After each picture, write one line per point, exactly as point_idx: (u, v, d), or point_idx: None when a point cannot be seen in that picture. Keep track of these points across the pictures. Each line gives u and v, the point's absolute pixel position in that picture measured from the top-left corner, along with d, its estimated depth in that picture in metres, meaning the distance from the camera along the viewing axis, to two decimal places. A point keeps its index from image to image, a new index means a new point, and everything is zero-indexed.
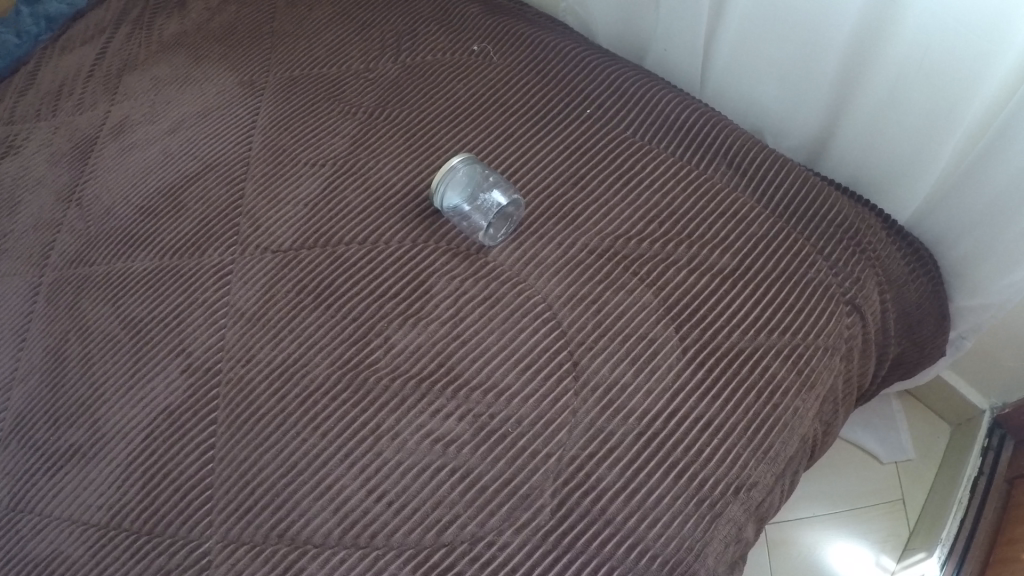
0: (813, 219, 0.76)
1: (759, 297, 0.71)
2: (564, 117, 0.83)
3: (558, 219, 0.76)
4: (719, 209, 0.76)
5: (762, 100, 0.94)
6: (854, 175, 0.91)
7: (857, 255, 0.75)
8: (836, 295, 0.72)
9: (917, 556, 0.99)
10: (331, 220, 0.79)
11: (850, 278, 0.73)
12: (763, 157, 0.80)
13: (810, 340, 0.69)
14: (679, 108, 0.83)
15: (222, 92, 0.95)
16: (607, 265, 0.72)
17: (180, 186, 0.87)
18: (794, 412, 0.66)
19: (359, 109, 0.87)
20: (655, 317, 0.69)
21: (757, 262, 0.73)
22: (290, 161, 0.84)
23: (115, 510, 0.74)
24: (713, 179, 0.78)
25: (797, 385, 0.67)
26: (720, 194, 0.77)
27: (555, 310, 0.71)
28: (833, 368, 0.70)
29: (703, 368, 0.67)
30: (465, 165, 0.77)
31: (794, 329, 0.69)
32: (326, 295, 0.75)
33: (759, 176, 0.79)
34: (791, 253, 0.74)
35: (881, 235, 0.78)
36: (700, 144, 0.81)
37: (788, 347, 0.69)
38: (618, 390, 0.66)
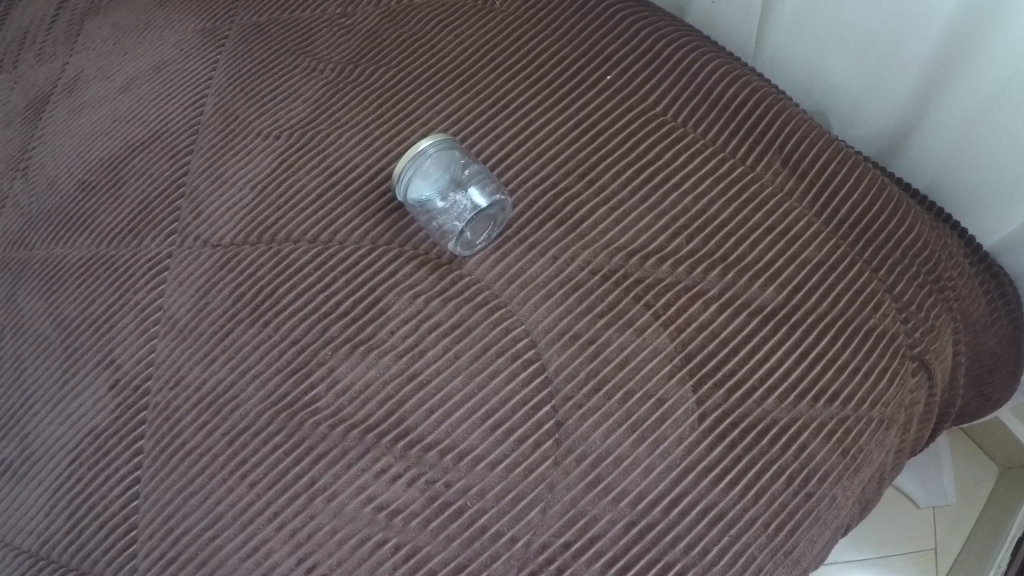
0: (886, 242, 0.60)
1: (806, 350, 0.56)
2: (576, 84, 0.65)
3: (555, 224, 0.58)
4: (767, 223, 0.59)
5: (830, 77, 0.76)
6: (936, 183, 0.74)
7: (935, 295, 0.60)
8: (903, 350, 0.57)
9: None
10: (279, 208, 0.64)
11: (922, 327, 0.58)
12: (828, 154, 0.63)
13: (861, 411, 0.55)
14: (724, 81, 0.65)
15: (180, 41, 0.80)
16: (616, 293, 0.56)
17: (123, 157, 0.74)
18: (831, 503, 0.53)
19: (326, 66, 0.70)
20: (668, 368, 0.54)
21: (807, 300, 0.57)
22: (240, 132, 0.69)
23: (44, 539, 0.64)
24: (764, 178, 0.61)
25: (839, 469, 0.54)
26: (771, 201, 0.60)
27: (541, 348, 0.55)
28: (884, 446, 0.56)
29: (722, 444, 0.53)
30: (440, 149, 0.59)
31: (845, 397, 0.55)
32: (267, 309, 0.60)
33: (822, 181, 0.62)
34: (855, 288, 0.58)
35: (964, 265, 0.64)
36: (749, 131, 0.63)
37: (834, 421, 0.55)
38: (611, 463, 0.52)
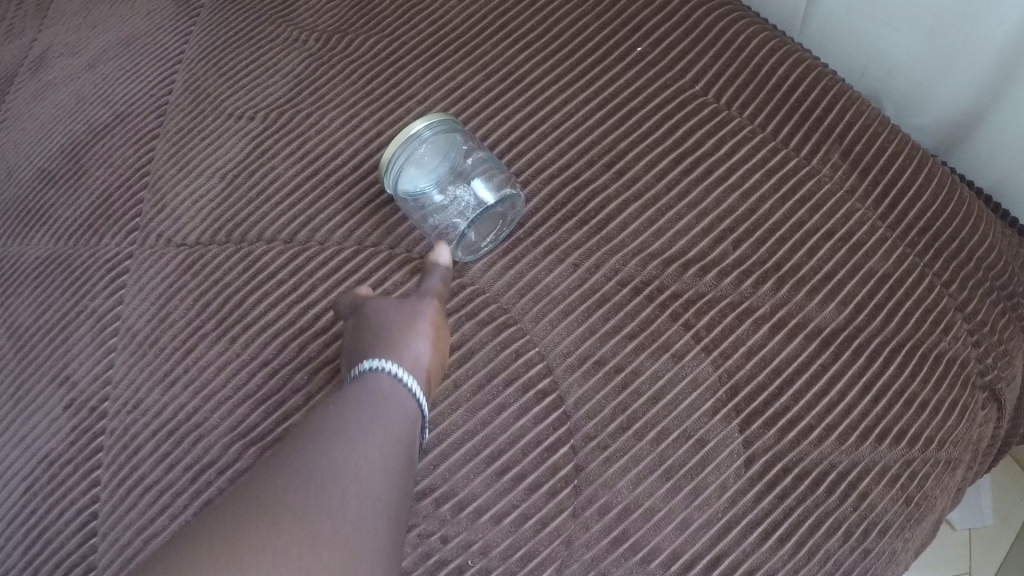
0: (961, 254, 0.51)
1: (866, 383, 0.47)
2: (600, 56, 0.55)
3: (573, 224, 0.49)
4: (825, 226, 0.50)
5: (890, 54, 0.62)
6: (1002, 182, 0.60)
7: (1010, 315, 0.51)
8: (972, 378, 0.48)
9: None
10: (251, 201, 0.55)
11: (995, 351, 0.49)
12: (895, 146, 0.53)
13: (929, 452, 0.46)
14: (775, 59, 0.55)
15: (152, 11, 0.70)
16: (647, 308, 0.46)
17: (84, 143, 0.65)
18: (892, 559, 0.44)
19: (310, 35, 0.61)
20: (710, 402, 0.45)
21: (871, 322, 0.48)
22: (210, 111, 0.60)
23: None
24: (821, 174, 0.52)
25: (901, 519, 0.45)
26: (826, 201, 0.51)
27: (558, 375, 0.45)
28: (949, 490, 0.47)
29: (772, 492, 0.44)
30: (438, 132, 0.48)
31: (912, 436, 0.46)
32: (234, 320, 0.52)
33: (888, 179, 0.52)
34: (923, 307, 0.49)
35: None
36: (808, 117, 0.53)
37: (899, 466, 0.46)
38: (642, 516, 0.43)
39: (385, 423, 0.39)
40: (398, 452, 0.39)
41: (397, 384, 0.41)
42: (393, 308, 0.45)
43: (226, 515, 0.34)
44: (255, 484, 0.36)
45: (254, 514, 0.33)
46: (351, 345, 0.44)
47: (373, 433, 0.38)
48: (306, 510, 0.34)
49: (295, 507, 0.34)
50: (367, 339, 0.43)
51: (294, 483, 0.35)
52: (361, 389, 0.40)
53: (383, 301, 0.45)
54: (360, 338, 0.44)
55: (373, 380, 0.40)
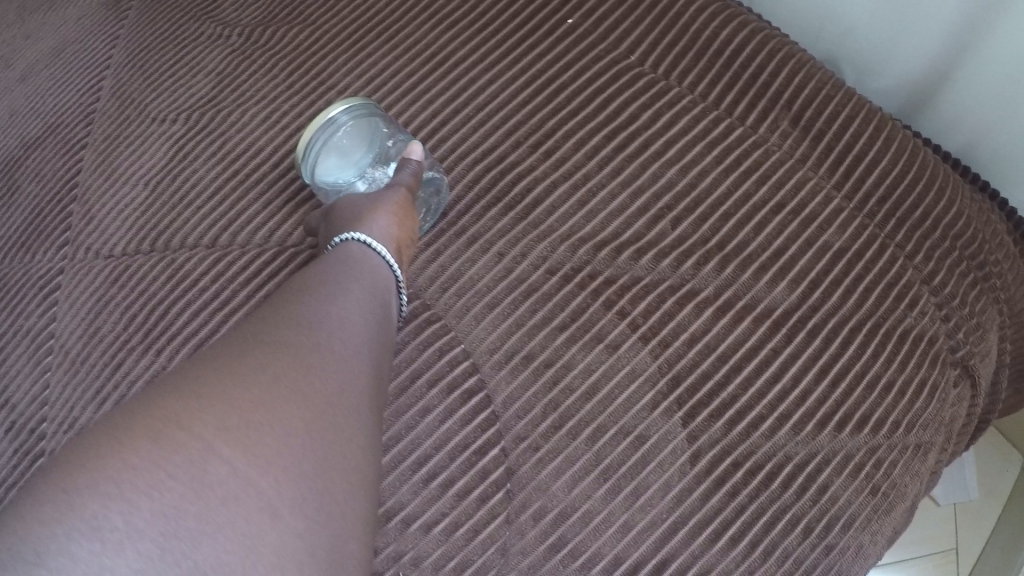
0: (923, 221, 0.47)
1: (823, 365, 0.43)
2: (527, 31, 0.51)
3: (499, 211, 0.46)
4: (774, 198, 0.47)
5: (846, 15, 0.59)
6: (969, 146, 0.57)
7: (980, 285, 0.47)
8: (942, 355, 0.45)
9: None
10: (175, 206, 0.53)
11: (967, 325, 0.46)
12: (850, 109, 0.50)
13: (896, 438, 0.43)
14: (715, 21, 0.51)
15: (82, 17, 0.68)
16: (577, 297, 0.44)
17: (16, 157, 0.63)
18: (858, 553, 0.41)
19: (233, 31, 0.59)
20: (650, 393, 0.42)
21: (828, 299, 0.45)
22: (136, 116, 0.58)
23: None
24: (768, 142, 0.48)
25: (867, 510, 0.42)
26: (774, 171, 0.48)
27: (485, 373, 0.43)
28: (922, 476, 0.44)
29: (721, 489, 0.41)
30: (351, 115, 0.47)
31: (876, 422, 0.43)
32: (159, 334, 0.49)
33: (842, 144, 0.48)
34: (886, 280, 0.46)
35: (1011, 246, 0.51)
36: (753, 82, 0.49)
37: (862, 454, 0.42)
38: (581, 521, 0.40)
39: (378, 285, 0.39)
40: (389, 317, 0.39)
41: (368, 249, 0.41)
42: (362, 199, 0.45)
43: (220, 347, 0.33)
44: (253, 322, 0.34)
45: (248, 352, 0.32)
46: (323, 230, 0.45)
47: (370, 294, 0.38)
48: (299, 353, 0.33)
49: (292, 348, 0.33)
50: (341, 222, 0.43)
51: (289, 327, 0.34)
52: (335, 252, 0.40)
53: (351, 197, 0.45)
54: (330, 224, 0.44)
55: (356, 248, 0.41)
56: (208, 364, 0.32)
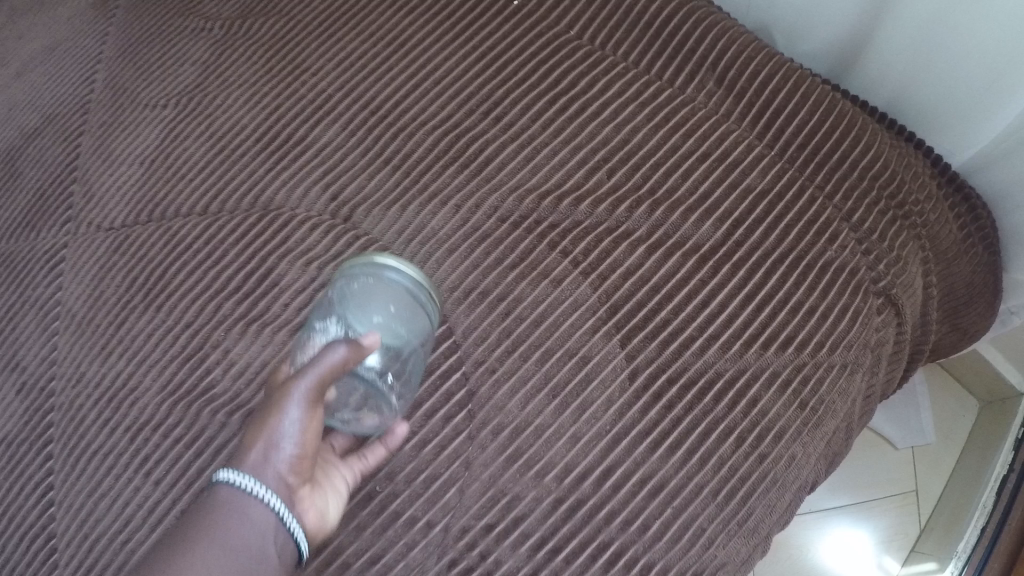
0: (840, 164, 0.52)
1: (748, 290, 0.48)
2: (477, 15, 0.57)
3: (457, 168, 0.52)
4: (700, 149, 0.52)
5: None
6: (897, 97, 0.62)
7: (899, 221, 0.51)
8: (864, 285, 0.49)
9: (923, 570, 0.74)
10: (166, 180, 0.59)
11: (887, 256, 0.50)
12: (770, 70, 0.55)
13: (820, 357, 0.47)
14: None
15: (73, 17, 0.74)
16: (526, 240, 0.50)
17: (17, 147, 0.68)
18: (790, 464, 0.45)
19: (215, 24, 0.64)
20: (592, 320, 0.48)
21: (751, 235, 0.50)
22: (129, 106, 0.63)
23: None
24: (696, 102, 0.54)
25: (796, 424, 0.46)
26: (700, 125, 0.53)
27: (447, 310, 0.49)
28: (850, 395, 0.48)
29: (658, 403, 0.46)
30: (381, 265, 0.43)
31: (800, 342, 0.47)
32: (157, 293, 0.55)
33: (762, 99, 0.54)
34: (805, 220, 0.50)
35: (933, 190, 0.55)
36: (680, 47, 0.55)
37: (790, 370, 0.47)
38: (534, 432, 0.46)
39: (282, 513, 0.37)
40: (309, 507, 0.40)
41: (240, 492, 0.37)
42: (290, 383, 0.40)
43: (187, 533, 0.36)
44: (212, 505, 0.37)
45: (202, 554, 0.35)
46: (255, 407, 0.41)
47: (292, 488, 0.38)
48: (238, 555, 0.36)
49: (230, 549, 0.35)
50: (260, 417, 0.39)
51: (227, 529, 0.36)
52: (230, 488, 0.37)
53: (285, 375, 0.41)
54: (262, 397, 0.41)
55: (252, 495, 0.37)
56: (174, 555, 0.36)
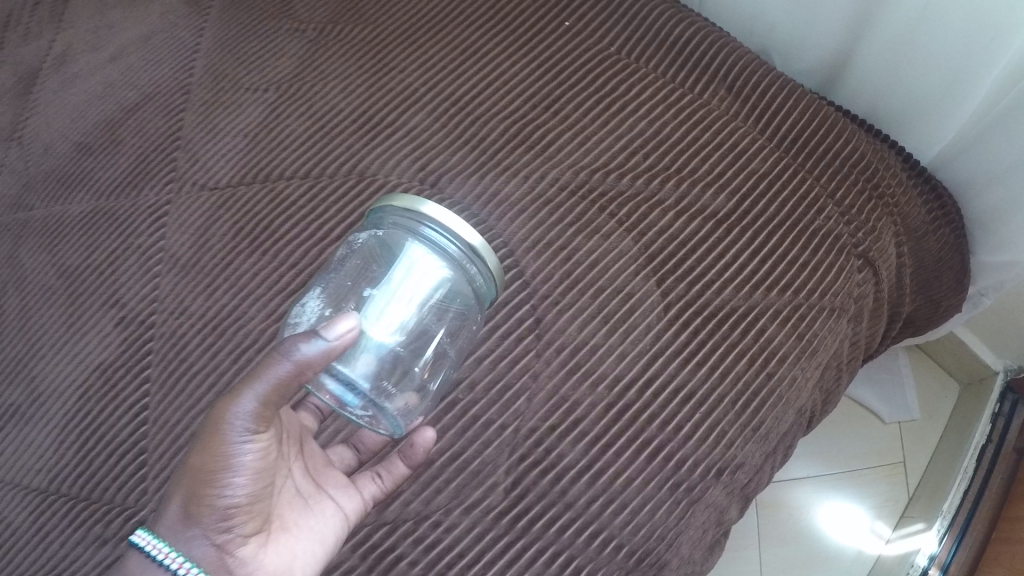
0: (822, 153, 0.61)
1: (757, 246, 0.59)
2: (538, 31, 0.69)
3: (523, 148, 0.65)
4: (716, 140, 0.63)
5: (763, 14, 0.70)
6: (876, 104, 0.67)
7: (874, 200, 0.60)
8: (846, 248, 0.59)
9: (912, 530, 0.87)
10: (270, 151, 0.69)
11: (863, 228, 0.59)
12: (767, 81, 0.65)
13: (814, 300, 0.58)
14: (671, 21, 0.68)
15: (168, 12, 0.84)
16: (581, 205, 0.62)
17: (118, 118, 0.78)
18: (791, 384, 0.57)
19: (308, 26, 0.75)
20: (634, 267, 0.60)
21: (756, 205, 0.60)
22: (231, 88, 0.74)
23: (55, 474, 0.69)
24: (708, 105, 0.64)
25: (795, 352, 0.57)
26: (715, 123, 0.63)
27: (518, 257, 0.61)
28: (839, 333, 0.58)
29: (687, 330, 0.58)
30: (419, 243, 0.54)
31: (797, 287, 0.58)
32: (264, 237, 0.66)
33: (762, 103, 0.64)
34: (798, 196, 0.60)
35: (903, 179, 0.62)
36: (700, 66, 0.65)
37: (788, 308, 0.58)
38: (588, 351, 0.58)
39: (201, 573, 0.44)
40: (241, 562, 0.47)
41: (148, 559, 0.44)
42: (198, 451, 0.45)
43: None
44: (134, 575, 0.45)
45: None
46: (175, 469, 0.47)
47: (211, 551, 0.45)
48: None
49: None
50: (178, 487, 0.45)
51: None
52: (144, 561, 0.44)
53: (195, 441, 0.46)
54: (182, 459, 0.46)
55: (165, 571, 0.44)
56: None
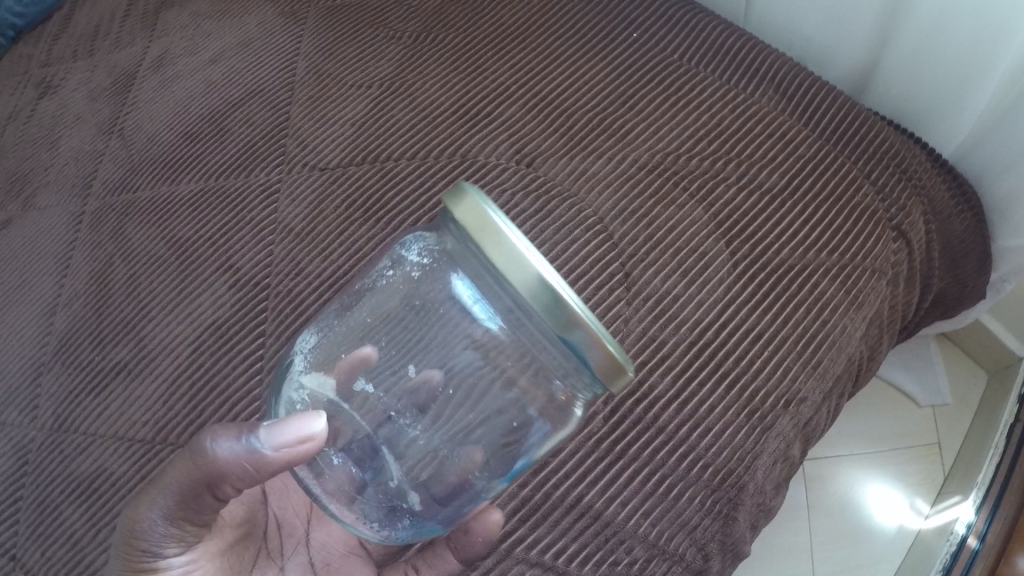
0: (858, 141, 0.74)
1: (809, 215, 0.70)
2: (611, 41, 0.81)
3: (606, 136, 0.75)
4: (770, 130, 0.74)
5: (802, 29, 0.83)
6: (902, 105, 0.80)
7: (904, 181, 0.72)
8: (882, 221, 0.70)
9: (949, 503, 0.94)
10: (378, 137, 0.79)
11: (896, 204, 0.71)
12: (810, 82, 0.77)
13: (858, 261, 0.69)
14: (726, 34, 0.80)
15: (264, 22, 0.93)
16: (657, 181, 0.72)
17: (224, 112, 0.87)
18: (843, 329, 0.67)
19: (403, 34, 0.86)
20: (706, 232, 0.69)
21: (805, 181, 0.72)
22: (336, 85, 0.84)
23: (163, 425, 0.74)
24: (760, 102, 0.76)
25: (846, 303, 0.67)
26: (768, 116, 0.75)
27: (607, 223, 0.70)
28: (878, 291, 0.69)
29: (754, 283, 0.67)
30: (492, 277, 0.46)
31: (843, 248, 0.69)
32: (377, 209, 0.74)
33: (808, 102, 0.76)
34: (839, 175, 0.72)
35: (928, 168, 0.74)
36: (749, 66, 0.78)
37: (836, 266, 0.68)
38: (671, 300, 0.67)
39: None
40: None
41: None
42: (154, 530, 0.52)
43: None
44: None
45: None
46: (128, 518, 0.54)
47: None
48: None
49: None
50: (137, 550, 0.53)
51: None
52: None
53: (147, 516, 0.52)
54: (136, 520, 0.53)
55: None
56: None
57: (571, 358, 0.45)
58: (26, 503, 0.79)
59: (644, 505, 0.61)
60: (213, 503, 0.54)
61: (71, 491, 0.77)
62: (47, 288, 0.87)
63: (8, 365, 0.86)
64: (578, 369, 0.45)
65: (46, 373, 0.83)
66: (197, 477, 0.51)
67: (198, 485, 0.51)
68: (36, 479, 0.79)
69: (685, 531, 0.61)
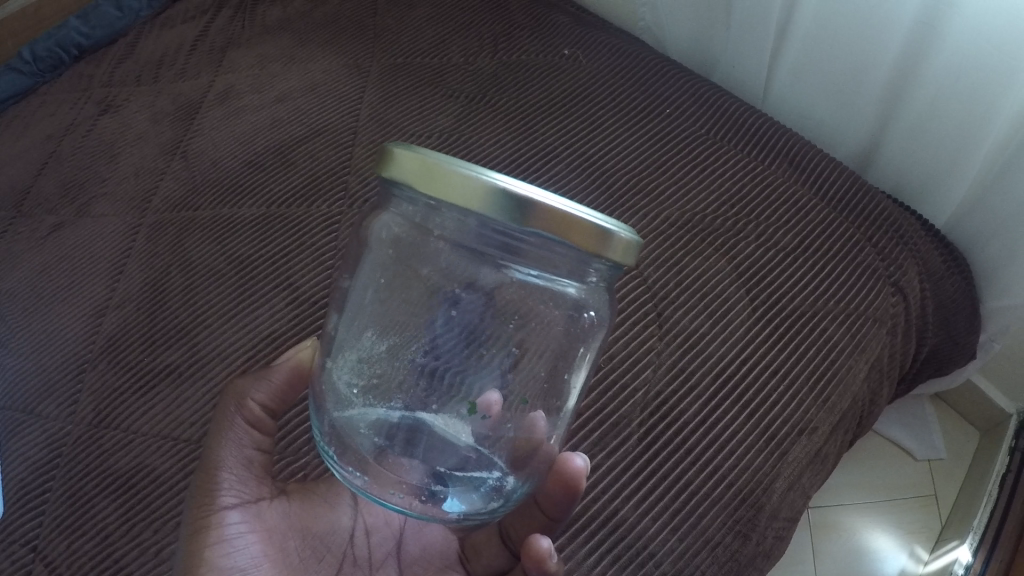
0: (862, 211, 0.84)
1: (820, 270, 0.80)
2: (646, 115, 0.92)
3: (641, 193, 0.85)
4: (783, 199, 0.85)
5: (814, 115, 0.97)
6: (899, 184, 0.93)
7: (899, 245, 0.82)
8: (882, 277, 0.80)
9: (948, 547, 1.01)
10: None
11: (893, 263, 0.81)
12: (820, 159, 0.88)
13: (861, 312, 0.78)
14: (747, 114, 0.91)
15: (328, 71, 1.03)
16: (687, 236, 0.82)
17: (289, 146, 0.95)
18: (848, 369, 0.75)
19: (461, 94, 0.96)
20: (729, 280, 0.79)
21: (815, 242, 0.82)
22: (397, 132, 0.92)
23: (204, 426, 0.74)
24: (777, 172, 0.87)
25: (851, 349, 0.76)
26: (783, 185, 0.86)
27: (642, 269, 0.79)
28: (879, 338, 0.78)
29: (772, 326, 0.76)
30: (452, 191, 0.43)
31: (848, 301, 0.78)
32: None
33: (817, 172, 0.87)
34: (845, 238, 0.82)
35: (920, 234, 0.85)
36: (767, 143, 0.89)
37: (844, 314, 0.78)
38: (698, 337, 0.75)
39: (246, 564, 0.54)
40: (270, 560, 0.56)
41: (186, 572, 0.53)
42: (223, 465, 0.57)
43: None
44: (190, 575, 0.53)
45: None
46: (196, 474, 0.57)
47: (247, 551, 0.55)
48: None
49: None
50: (202, 497, 0.55)
51: None
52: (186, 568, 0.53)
53: (215, 456, 0.57)
54: (201, 468, 0.57)
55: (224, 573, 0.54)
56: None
57: (538, 229, 0.42)
58: (55, 495, 0.74)
59: (673, 522, 0.65)
60: (262, 437, 0.60)
61: (104, 485, 0.73)
62: (95, 291, 0.89)
63: (48, 360, 0.84)
64: (549, 235, 0.42)
65: (90, 370, 0.82)
66: (234, 411, 0.58)
67: (233, 412, 0.59)
68: (63, 474, 0.75)
69: (709, 547, 0.65)
